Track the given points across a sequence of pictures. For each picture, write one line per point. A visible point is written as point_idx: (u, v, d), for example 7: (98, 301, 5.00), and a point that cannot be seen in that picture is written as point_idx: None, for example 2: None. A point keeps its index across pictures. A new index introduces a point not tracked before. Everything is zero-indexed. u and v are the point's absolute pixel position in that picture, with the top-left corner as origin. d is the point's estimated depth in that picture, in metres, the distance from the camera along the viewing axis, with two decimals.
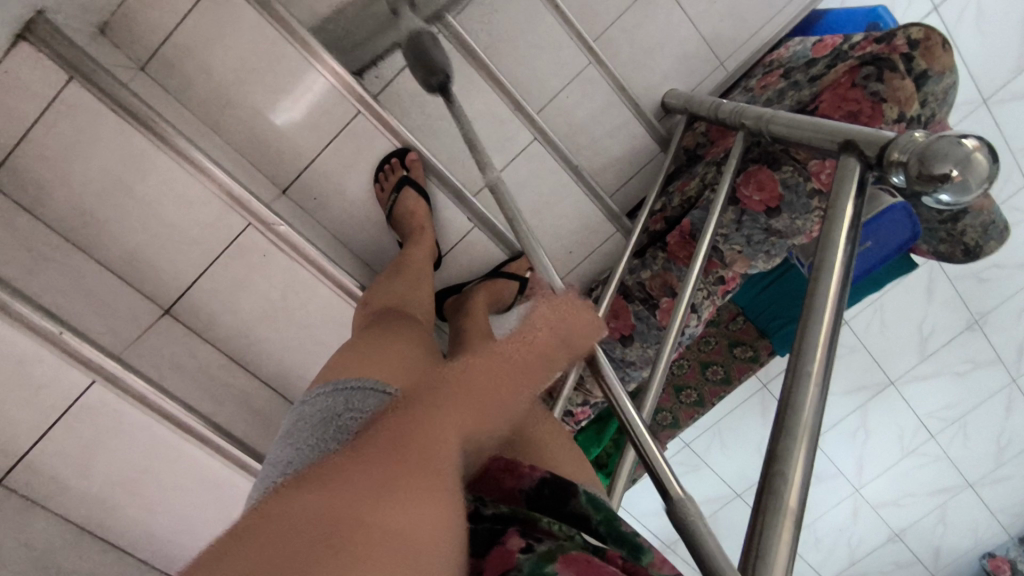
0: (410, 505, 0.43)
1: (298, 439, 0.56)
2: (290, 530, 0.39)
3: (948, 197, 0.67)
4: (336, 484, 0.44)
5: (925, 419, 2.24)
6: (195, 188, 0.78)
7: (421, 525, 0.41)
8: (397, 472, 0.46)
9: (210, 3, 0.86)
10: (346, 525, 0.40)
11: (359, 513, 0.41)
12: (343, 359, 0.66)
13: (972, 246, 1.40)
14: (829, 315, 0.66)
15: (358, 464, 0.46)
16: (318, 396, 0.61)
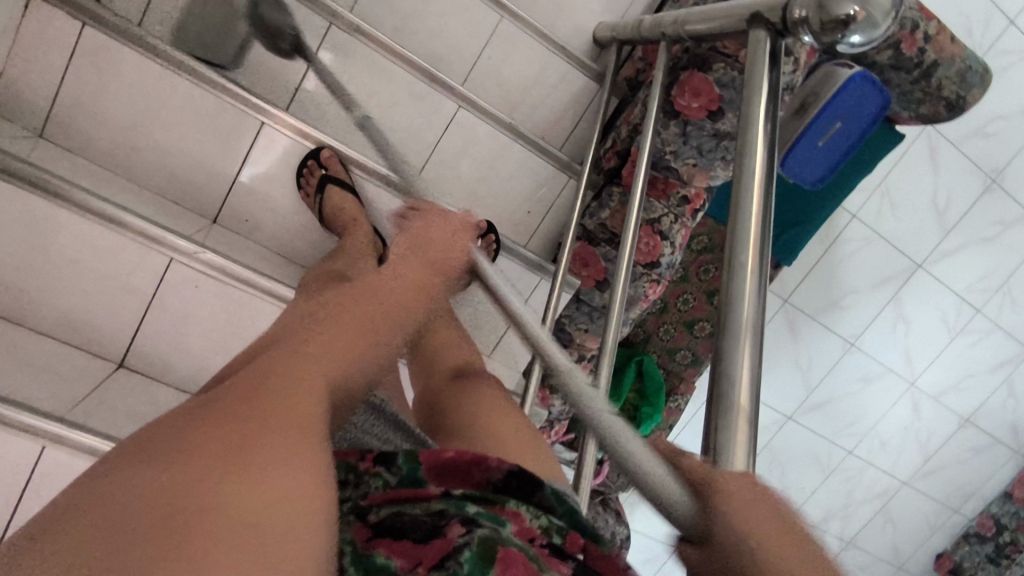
0: (274, 459, 0.39)
1: None
2: (132, 519, 0.34)
3: (859, 38, 0.62)
4: (178, 454, 0.38)
5: (966, 294, 2.12)
6: (107, 237, 0.77)
7: (284, 486, 0.38)
8: (252, 424, 0.41)
9: (86, 51, 0.85)
10: (196, 500, 0.36)
11: (199, 493, 0.36)
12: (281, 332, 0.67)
13: (954, 99, 1.31)
14: (757, 197, 0.61)
15: (210, 424, 0.41)
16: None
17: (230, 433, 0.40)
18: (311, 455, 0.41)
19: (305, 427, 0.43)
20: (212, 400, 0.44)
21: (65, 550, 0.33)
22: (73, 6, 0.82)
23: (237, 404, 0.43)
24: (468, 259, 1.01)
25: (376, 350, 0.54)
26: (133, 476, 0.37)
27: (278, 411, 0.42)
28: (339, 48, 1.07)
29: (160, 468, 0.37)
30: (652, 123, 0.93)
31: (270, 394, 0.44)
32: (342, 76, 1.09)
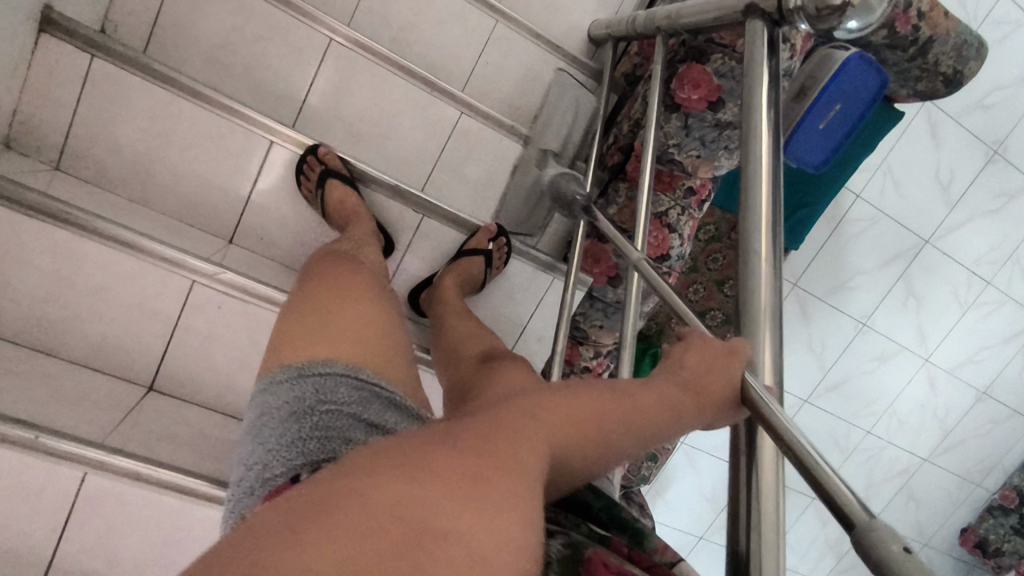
0: (498, 519, 0.41)
1: (267, 436, 0.60)
2: (381, 512, 0.38)
3: (856, 23, 0.62)
4: (424, 472, 0.42)
5: (975, 267, 2.12)
6: (130, 264, 0.79)
7: (504, 544, 0.39)
8: (484, 474, 0.44)
9: (96, 83, 0.86)
10: (430, 527, 0.38)
11: (438, 525, 0.38)
12: (286, 342, 0.70)
13: (951, 73, 1.32)
14: (766, 186, 0.62)
15: (451, 456, 0.44)
16: (282, 383, 0.65)
17: (467, 474, 0.43)
18: (529, 522, 0.42)
19: (527, 495, 0.44)
20: (455, 434, 0.47)
21: (324, 519, 0.37)
22: (84, 39, 0.84)
23: (474, 448, 0.46)
24: (480, 262, 1.02)
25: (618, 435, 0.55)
26: (375, 480, 0.40)
27: (507, 471, 0.45)
28: (340, 63, 1.08)
29: (404, 478, 0.41)
30: (654, 118, 0.94)
31: (505, 453, 0.46)
32: (344, 91, 1.10)
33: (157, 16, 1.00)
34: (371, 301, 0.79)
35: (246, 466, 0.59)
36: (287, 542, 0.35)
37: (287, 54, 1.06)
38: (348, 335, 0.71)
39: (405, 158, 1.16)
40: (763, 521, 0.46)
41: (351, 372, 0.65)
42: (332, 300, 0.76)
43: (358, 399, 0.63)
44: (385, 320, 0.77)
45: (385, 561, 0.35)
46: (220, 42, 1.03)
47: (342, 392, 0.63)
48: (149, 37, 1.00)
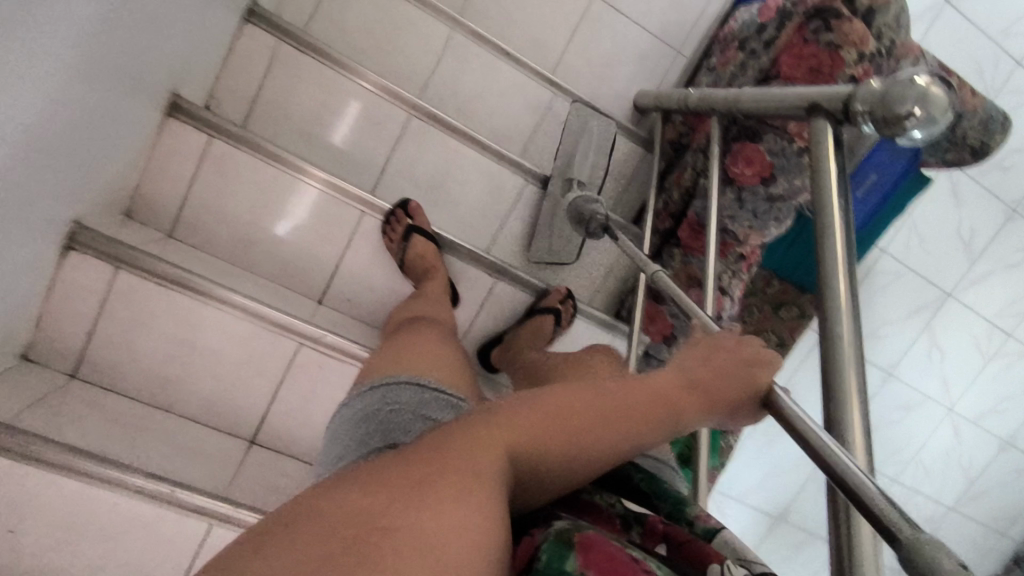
0: (439, 507, 0.46)
1: (343, 439, 0.66)
2: (326, 526, 0.44)
3: (919, 132, 0.70)
4: (362, 488, 0.48)
5: (996, 318, 2.17)
6: (243, 327, 0.87)
7: (446, 530, 0.45)
8: (429, 474, 0.49)
9: (211, 160, 0.96)
10: (370, 524, 0.44)
11: (377, 526, 0.44)
12: (371, 364, 0.77)
13: (979, 145, 1.40)
14: (843, 277, 0.69)
15: (394, 468, 0.50)
16: (359, 395, 0.71)
17: (416, 479, 0.49)
18: (480, 510, 0.47)
19: (479, 489, 0.49)
20: (415, 449, 0.53)
21: (283, 541, 0.43)
22: (205, 122, 0.94)
23: (422, 456, 0.51)
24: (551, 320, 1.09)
25: (598, 433, 0.59)
26: (323, 505, 0.47)
27: (457, 475, 0.49)
28: (417, 136, 1.17)
29: (351, 495, 0.47)
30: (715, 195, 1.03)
31: (453, 454, 0.51)
32: (418, 161, 1.19)
33: (257, 96, 1.10)
34: (447, 340, 0.86)
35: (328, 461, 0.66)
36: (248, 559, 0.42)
37: (368, 127, 1.15)
38: (425, 357, 0.77)
39: (471, 220, 1.24)
40: (861, 542, 0.46)
41: (420, 384, 0.70)
42: (415, 336, 0.83)
43: (422, 401, 0.67)
44: (456, 353, 0.83)
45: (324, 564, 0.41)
46: (311, 117, 1.13)
47: (408, 396, 0.68)
48: (249, 113, 1.10)
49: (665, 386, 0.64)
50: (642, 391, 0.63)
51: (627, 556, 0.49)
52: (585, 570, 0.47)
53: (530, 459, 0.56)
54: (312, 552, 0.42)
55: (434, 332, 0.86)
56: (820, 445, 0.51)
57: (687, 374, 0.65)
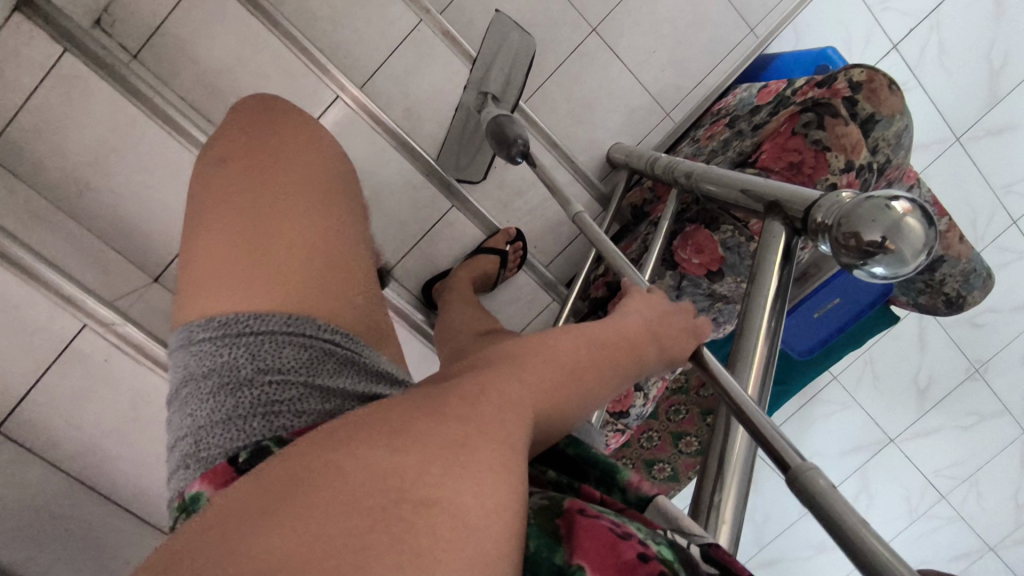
0: (478, 479, 0.40)
1: (194, 406, 0.52)
2: (356, 490, 0.36)
3: (881, 270, 0.56)
4: (392, 433, 0.41)
5: (933, 478, 2.02)
6: (19, 290, 0.68)
7: (488, 508, 0.39)
8: (464, 434, 0.43)
9: (60, 79, 0.77)
10: (402, 502, 0.37)
11: (417, 494, 0.37)
12: (218, 252, 0.58)
13: (954, 296, 1.29)
14: (745, 444, 0.53)
15: (425, 418, 0.43)
16: (206, 341, 0.54)
17: (450, 439, 0.42)
18: (507, 491, 0.41)
19: (510, 459, 0.43)
20: (431, 398, 0.46)
21: (295, 502, 0.36)
22: (58, 29, 0.76)
23: (451, 410, 0.45)
24: (496, 262, 1.04)
25: (590, 380, 0.56)
26: (336, 464, 0.38)
27: (488, 434, 0.44)
28: (341, 124, 1.01)
29: (378, 444, 0.40)
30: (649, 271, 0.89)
31: (486, 416, 0.45)
32: None
33: (162, 23, 0.92)
34: (320, 190, 0.65)
35: (178, 433, 0.52)
36: (253, 521, 0.35)
37: (288, 98, 0.98)
38: (297, 243, 0.60)
39: (382, 231, 1.07)
40: (729, 479, 0.50)
41: (296, 328, 0.54)
42: (266, 188, 0.62)
43: (305, 362, 0.53)
44: (334, 211, 0.65)
45: (356, 548, 0.33)
46: (219, 66, 0.94)
47: (286, 354, 0.53)
48: (147, 41, 0.92)
49: (633, 333, 0.62)
50: (620, 335, 0.61)
51: (608, 521, 0.44)
52: (577, 559, 0.42)
53: (541, 418, 0.51)
54: (338, 525, 0.34)
55: (318, 200, 0.64)
56: (749, 409, 0.50)
57: (652, 327, 0.64)
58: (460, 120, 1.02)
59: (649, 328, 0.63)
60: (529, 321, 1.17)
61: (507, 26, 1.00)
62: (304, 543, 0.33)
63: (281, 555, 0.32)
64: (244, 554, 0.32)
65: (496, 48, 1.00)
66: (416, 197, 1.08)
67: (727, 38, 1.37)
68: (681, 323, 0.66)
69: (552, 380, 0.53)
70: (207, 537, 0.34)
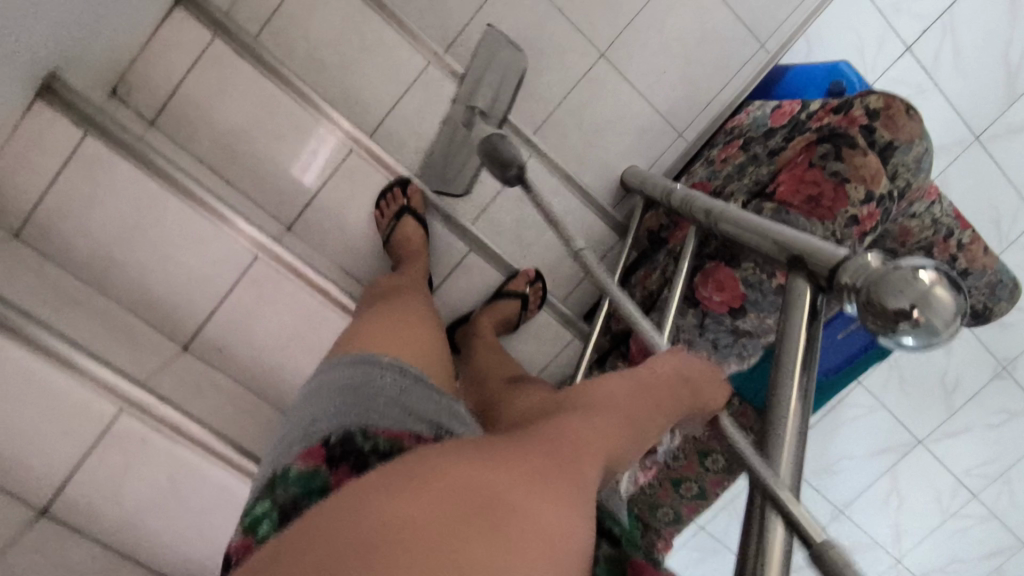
0: (552, 504, 0.45)
1: (312, 405, 0.64)
2: (468, 479, 0.42)
3: (912, 340, 0.55)
4: (496, 451, 0.47)
5: (964, 477, 1.99)
6: (56, 379, 0.70)
7: (561, 532, 0.43)
8: (544, 464, 0.48)
9: (82, 162, 0.79)
10: (502, 505, 0.42)
11: (515, 499, 0.43)
12: (354, 328, 0.76)
13: (981, 307, 1.27)
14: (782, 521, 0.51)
15: (512, 447, 0.49)
16: (337, 362, 0.69)
17: (528, 468, 0.46)
18: (577, 520, 0.46)
19: (580, 490, 0.48)
20: (518, 435, 0.52)
21: (413, 477, 0.41)
22: (79, 114, 0.78)
23: (537, 445, 0.50)
24: (516, 306, 1.05)
25: (644, 420, 0.62)
26: (448, 458, 0.44)
27: (566, 468, 0.49)
28: (355, 177, 1.01)
29: (478, 457, 0.45)
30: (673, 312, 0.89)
31: (570, 451, 0.51)
32: (353, 203, 1.02)
33: (176, 91, 0.93)
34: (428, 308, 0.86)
35: (292, 427, 0.63)
36: (387, 488, 0.40)
37: (302, 153, 0.98)
38: (408, 329, 0.77)
39: None
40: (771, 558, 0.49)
41: (401, 364, 0.68)
42: (396, 298, 0.85)
43: (401, 389, 0.64)
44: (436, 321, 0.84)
45: (462, 530, 0.39)
46: (234, 129, 0.95)
47: (389, 381, 0.65)
48: (162, 110, 0.93)
49: (671, 380, 0.66)
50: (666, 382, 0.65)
51: None
52: None
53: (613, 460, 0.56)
54: (447, 504, 0.40)
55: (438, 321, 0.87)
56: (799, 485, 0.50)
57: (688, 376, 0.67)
58: (452, 141, 1.12)
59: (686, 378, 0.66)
60: (551, 358, 1.17)
61: (500, 52, 1.14)
62: (422, 510, 0.39)
63: (402, 517, 0.38)
64: (374, 509, 0.38)
65: (484, 68, 1.12)
66: (433, 242, 1.09)
67: (738, 54, 1.35)
68: (709, 377, 0.70)
69: (620, 421, 0.59)
70: (335, 504, 0.40)
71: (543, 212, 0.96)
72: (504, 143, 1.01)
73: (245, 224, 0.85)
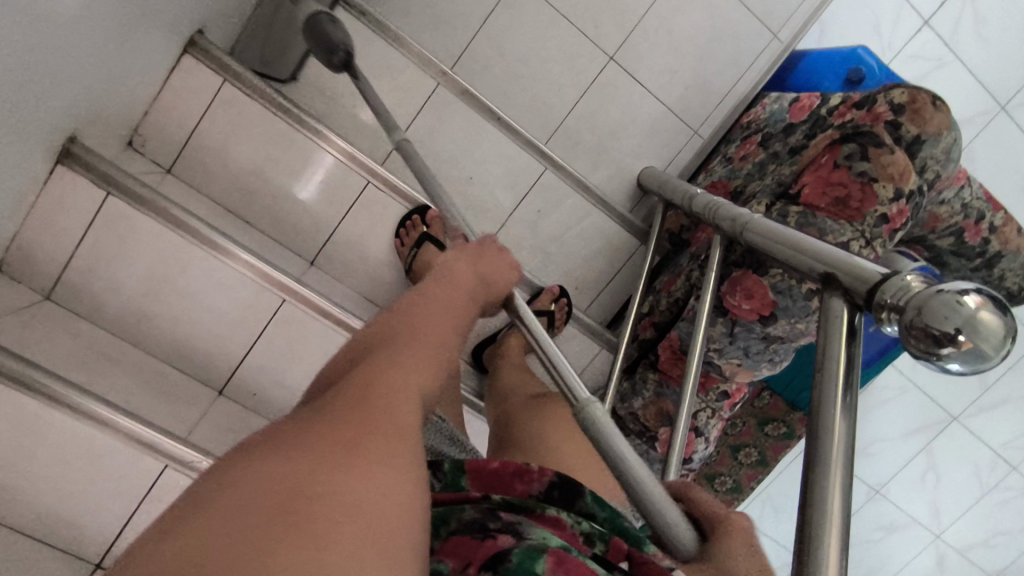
0: (376, 475, 0.42)
1: None
2: (264, 482, 0.39)
3: (958, 365, 0.53)
4: (301, 437, 0.43)
5: (1002, 451, 1.96)
6: (98, 441, 0.71)
7: (385, 495, 0.41)
8: (352, 434, 0.44)
9: (106, 219, 0.79)
10: (303, 493, 0.38)
11: (318, 483, 0.39)
12: None
13: (1016, 289, 1.24)
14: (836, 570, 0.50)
15: (315, 428, 0.44)
16: None
17: (342, 439, 0.43)
18: (406, 481, 0.43)
19: (402, 443, 0.46)
20: (316, 410, 0.48)
21: (200, 508, 0.37)
22: (98, 174, 0.77)
23: (344, 412, 0.46)
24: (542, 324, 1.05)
25: (449, 350, 0.59)
26: (246, 467, 0.40)
27: (383, 433, 0.45)
28: (373, 207, 1.01)
29: (277, 456, 0.41)
30: (704, 323, 0.88)
31: (377, 404, 0.48)
32: (372, 232, 1.02)
33: (189, 136, 0.93)
34: None
35: None
36: (165, 536, 0.36)
37: (318, 187, 0.97)
38: None
39: None
40: None
41: None
42: None
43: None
44: None
45: (260, 531, 0.36)
46: (250, 168, 0.95)
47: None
48: (178, 155, 0.93)
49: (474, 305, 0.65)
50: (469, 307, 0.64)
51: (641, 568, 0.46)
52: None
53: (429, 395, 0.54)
54: (243, 517, 0.36)
55: None
56: None
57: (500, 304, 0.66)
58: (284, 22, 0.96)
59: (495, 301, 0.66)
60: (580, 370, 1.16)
61: None
62: (219, 529, 0.35)
63: (183, 553, 0.34)
64: (155, 557, 0.34)
65: None
66: None
67: (751, 46, 1.32)
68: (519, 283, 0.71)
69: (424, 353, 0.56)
70: (123, 569, 0.35)
71: (371, 104, 0.88)
72: (334, 25, 0.88)
73: (267, 265, 0.85)
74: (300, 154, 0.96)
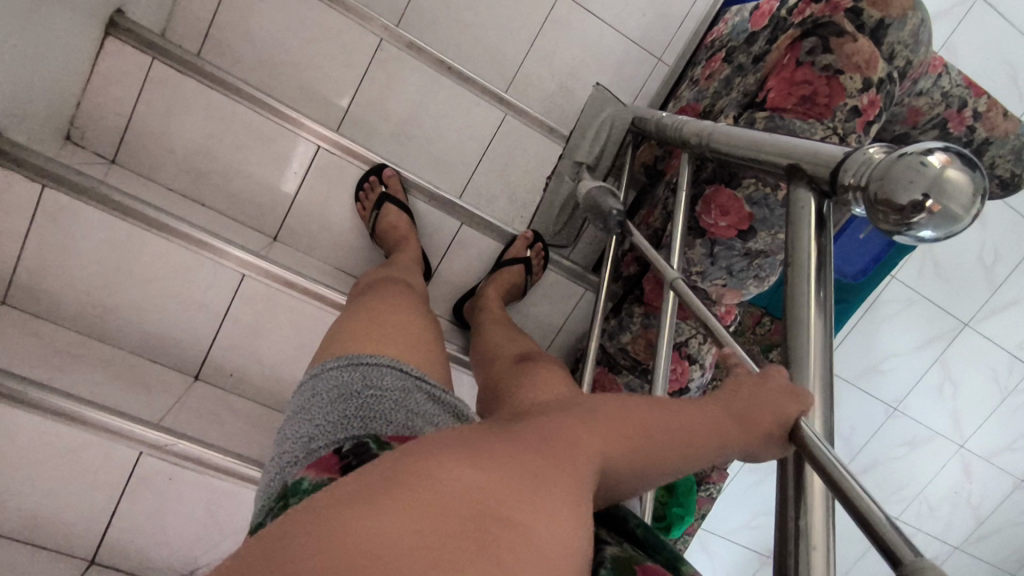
0: (560, 519, 0.41)
1: (314, 416, 0.61)
2: (451, 494, 0.38)
3: (931, 231, 0.50)
4: (484, 455, 0.43)
5: (1017, 351, 1.94)
6: (69, 436, 0.70)
7: (556, 543, 0.39)
8: (539, 466, 0.44)
9: (47, 215, 0.77)
10: (485, 519, 0.37)
11: (499, 512, 0.38)
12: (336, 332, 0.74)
13: (1008, 177, 1.18)
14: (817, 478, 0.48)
15: (502, 445, 0.44)
16: (333, 368, 0.66)
17: (522, 475, 0.42)
18: (572, 530, 0.41)
19: (574, 493, 0.44)
20: (504, 435, 0.46)
21: (394, 493, 0.38)
22: (32, 168, 0.74)
23: (531, 449, 0.45)
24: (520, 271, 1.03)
25: (650, 450, 0.52)
26: (433, 468, 0.40)
27: (564, 476, 0.44)
28: (329, 174, 0.98)
29: (469, 467, 0.41)
30: (679, 243, 0.85)
31: (556, 451, 0.46)
32: (333, 200, 1.00)
33: (128, 123, 0.90)
34: (417, 302, 0.83)
35: (294, 441, 0.59)
36: (365, 506, 0.36)
37: (269, 159, 0.95)
38: (399, 332, 0.74)
39: None
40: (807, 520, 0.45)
41: (401, 366, 0.67)
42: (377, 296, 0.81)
43: (404, 390, 0.64)
44: (421, 316, 0.80)
45: (451, 540, 0.35)
46: (196, 149, 0.92)
47: (389, 382, 0.64)
48: (120, 144, 0.91)
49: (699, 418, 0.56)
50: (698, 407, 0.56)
51: None
52: None
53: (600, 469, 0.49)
54: (436, 519, 0.36)
55: (428, 314, 0.83)
56: None
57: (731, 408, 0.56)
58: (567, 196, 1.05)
59: (735, 410, 0.56)
60: (567, 315, 1.13)
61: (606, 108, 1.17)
62: (403, 525, 0.35)
63: (380, 531, 0.35)
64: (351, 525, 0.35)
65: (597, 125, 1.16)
66: (424, 224, 1.06)
67: None
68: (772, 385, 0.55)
69: (623, 434, 0.51)
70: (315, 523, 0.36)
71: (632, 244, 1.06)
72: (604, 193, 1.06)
73: (225, 243, 0.83)
74: (246, 127, 0.92)
